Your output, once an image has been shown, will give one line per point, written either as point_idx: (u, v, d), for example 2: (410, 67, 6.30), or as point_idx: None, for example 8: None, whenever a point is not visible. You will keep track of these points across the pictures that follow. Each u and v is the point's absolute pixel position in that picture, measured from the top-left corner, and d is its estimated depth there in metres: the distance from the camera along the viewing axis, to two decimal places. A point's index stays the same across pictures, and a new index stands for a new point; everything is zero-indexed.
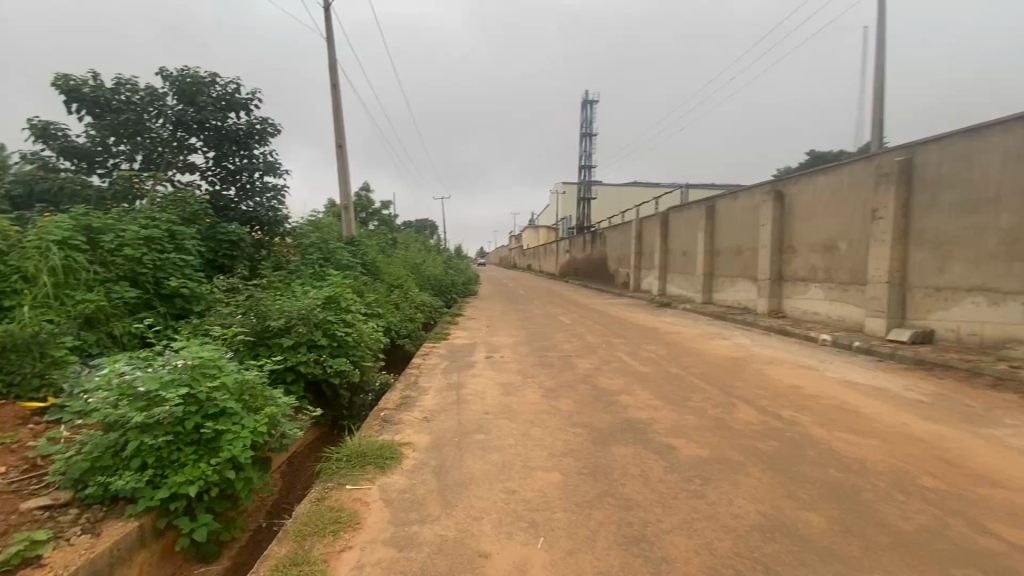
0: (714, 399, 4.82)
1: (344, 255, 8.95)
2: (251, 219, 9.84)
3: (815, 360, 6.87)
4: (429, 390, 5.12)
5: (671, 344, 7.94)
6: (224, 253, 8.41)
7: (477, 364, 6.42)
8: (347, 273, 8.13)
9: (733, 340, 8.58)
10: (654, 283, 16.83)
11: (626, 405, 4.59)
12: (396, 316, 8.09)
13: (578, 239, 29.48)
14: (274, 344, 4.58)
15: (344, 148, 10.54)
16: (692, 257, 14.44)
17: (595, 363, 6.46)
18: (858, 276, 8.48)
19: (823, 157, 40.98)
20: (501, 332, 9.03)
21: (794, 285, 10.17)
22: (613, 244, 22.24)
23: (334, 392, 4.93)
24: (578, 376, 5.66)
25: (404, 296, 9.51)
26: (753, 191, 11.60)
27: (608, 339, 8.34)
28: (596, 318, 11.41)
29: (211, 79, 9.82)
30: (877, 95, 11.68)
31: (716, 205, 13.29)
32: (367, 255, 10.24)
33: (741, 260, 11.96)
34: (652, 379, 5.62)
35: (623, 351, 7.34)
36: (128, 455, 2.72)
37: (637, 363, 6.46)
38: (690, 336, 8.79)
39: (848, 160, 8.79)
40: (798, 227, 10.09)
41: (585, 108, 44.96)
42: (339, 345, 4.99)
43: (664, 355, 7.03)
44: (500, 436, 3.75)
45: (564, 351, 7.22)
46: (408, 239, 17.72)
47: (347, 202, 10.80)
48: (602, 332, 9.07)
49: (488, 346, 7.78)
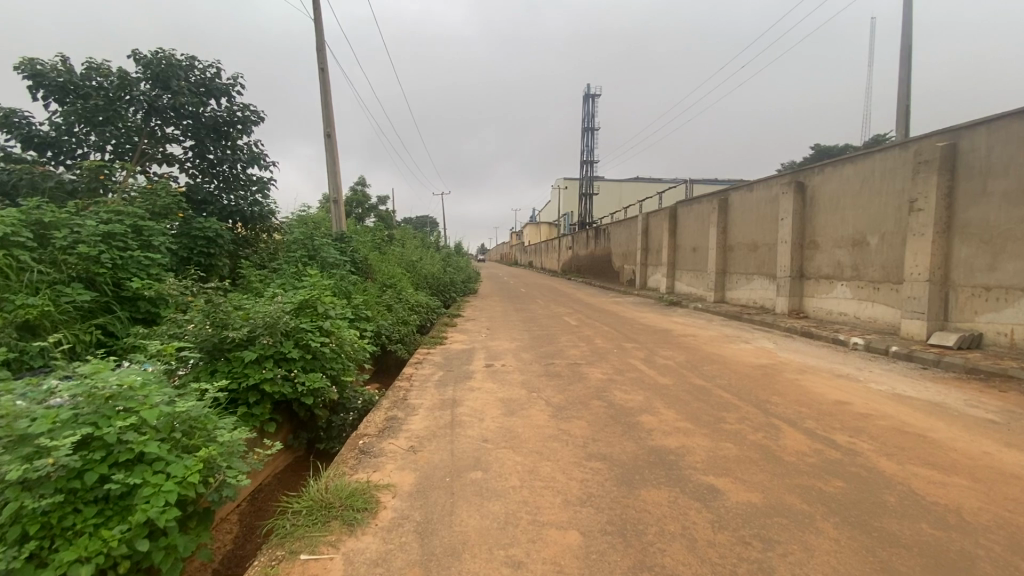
0: (751, 420, 4.12)
1: (331, 252, 8.23)
2: (233, 214, 9.08)
3: (853, 368, 6.16)
4: (419, 408, 4.43)
5: (689, 349, 7.22)
6: (200, 250, 7.66)
7: (474, 374, 5.72)
8: (333, 273, 7.40)
9: (756, 344, 7.86)
10: (662, 281, 16.11)
11: (649, 430, 3.88)
12: (387, 319, 7.40)
13: (581, 235, 28.76)
14: (234, 357, 3.88)
15: (333, 137, 9.83)
16: (703, 253, 13.72)
17: (608, 372, 5.74)
18: (891, 274, 7.77)
19: (830, 151, 40.22)
20: (502, 336, 8.31)
21: (817, 283, 9.46)
22: (617, 240, 21.53)
23: (307, 412, 4.26)
24: (590, 390, 4.96)
25: (397, 297, 8.81)
26: (771, 183, 10.86)
27: (619, 342, 7.62)
28: (603, 318, 10.71)
29: (189, 63, 9.08)
30: (903, 80, 10.94)
31: (729, 198, 12.56)
32: (358, 253, 9.55)
33: (757, 256, 11.25)
34: (675, 393, 4.92)
35: (637, 357, 6.63)
36: (6, 523, 2.05)
37: (654, 372, 5.75)
38: (708, 340, 8.05)
39: (881, 147, 8.05)
40: (822, 220, 9.37)
41: (586, 102, 44.23)
42: (312, 358, 4.29)
43: (683, 362, 6.31)
44: (502, 475, 3.05)
45: (573, 358, 6.52)
46: (405, 235, 16.99)
47: (338, 195, 10.07)
48: (611, 335, 8.35)
49: (487, 352, 7.06)
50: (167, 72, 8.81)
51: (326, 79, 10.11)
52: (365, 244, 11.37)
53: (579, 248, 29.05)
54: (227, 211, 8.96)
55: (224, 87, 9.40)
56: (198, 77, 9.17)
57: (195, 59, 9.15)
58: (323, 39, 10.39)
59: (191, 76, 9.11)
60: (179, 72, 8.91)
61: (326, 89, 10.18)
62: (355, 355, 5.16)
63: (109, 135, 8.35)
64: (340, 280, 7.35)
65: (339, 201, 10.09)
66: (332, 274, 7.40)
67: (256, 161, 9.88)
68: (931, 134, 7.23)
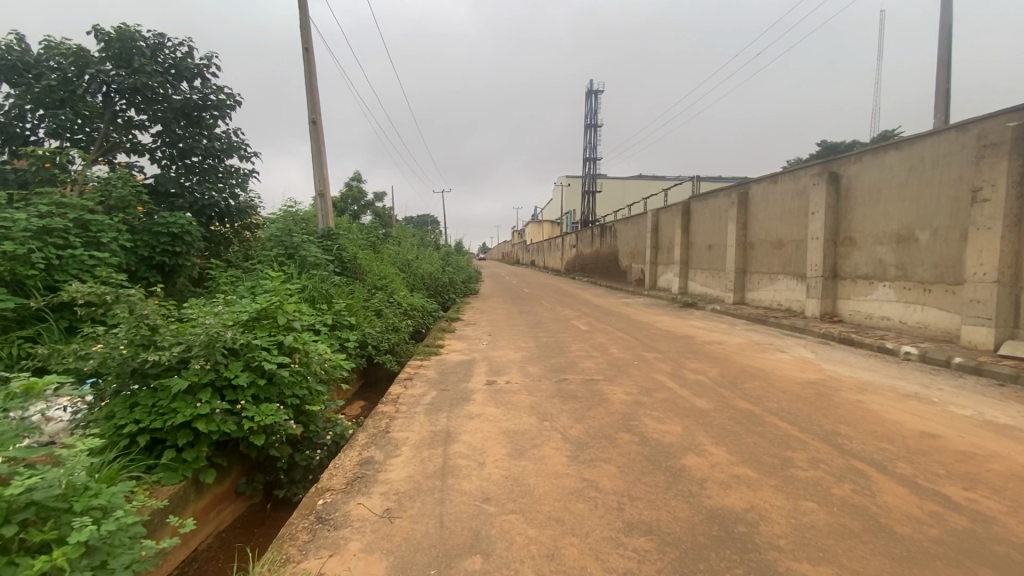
0: (828, 466, 3.21)
1: (311, 249, 7.33)
2: (208, 208, 8.11)
3: (918, 385, 5.25)
4: (404, 445, 3.53)
5: (719, 360, 6.30)
6: (163, 249, 6.74)
7: (473, 394, 4.81)
8: (313, 274, 6.52)
9: (793, 353, 6.95)
10: (674, 281, 15.20)
11: (701, 481, 2.98)
12: (374, 326, 6.50)
13: (585, 233, 27.83)
14: (160, 388, 3.00)
15: (319, 123, 8.96)
16: (720, 251, 12.80)
17: (633, 393, 4.83)
18: (947, 274, 6.86)
19: (838, 149, 39.32)
20: (505, 344, 7.40)
21: (854, 283, 8.54)
22: (624, 238, 20.61)
23: (260, 453, 3.37)
24: (615, 418, 4.06)
25: (388, 300, 7.90)
26: (800, 174, 9.92)
27: (638, 353, 6.70)
28: (615, 322, 9.79)
29: (156, 41, 8.21)
30: (941, 61, 10.05)
31: (749, 191, 11.64)
32: (347, 250, 8.65)
33: (783, 254, 10.32)
34: (720, 422, 4.02)
35: (663, 371, 5.72)
36: None
37: (687, 393, 4.84)
38: (737, 349, 7.14)
39: (934, 130, 7.13)
40: (860, 214, 8.44)
41: (589, 98, 43.44)
42: (267, 385, 3.41)
43: (718, 378, 5.40)
44: (511, 563, 2.17)
45: (588, 372, 5.62)
46: (403, 233, 16.09)
47: (323, 187, 9.17)
48: (628, 343, 7.42)
49: (488, 364, 6.14)
50: (133, 49, 7.96)
51: (311, 60, 9.25)
52: (356, 242, 10.47)
53: (584, 247, 28.16)
54: (201, 205, 7.97)
55: (198, 68, 8.58)
56: (168, 57, 8.34)
57: (164, 37, 8.33)
58: (307, 15, 9.52)
59: (160, 56, 8.29)
60: (147, 51, 8.09)
61: (310, 70, 9.29)
62: (328, 376, 4.27)
63: (66, 119, 7.49)
64: (320, 283, 6.45)
65: (325, 193, 9.16)
66: (312, 275, 6.52)
67: (234, 151, 9.00)
68: (997, 113, 6.32)
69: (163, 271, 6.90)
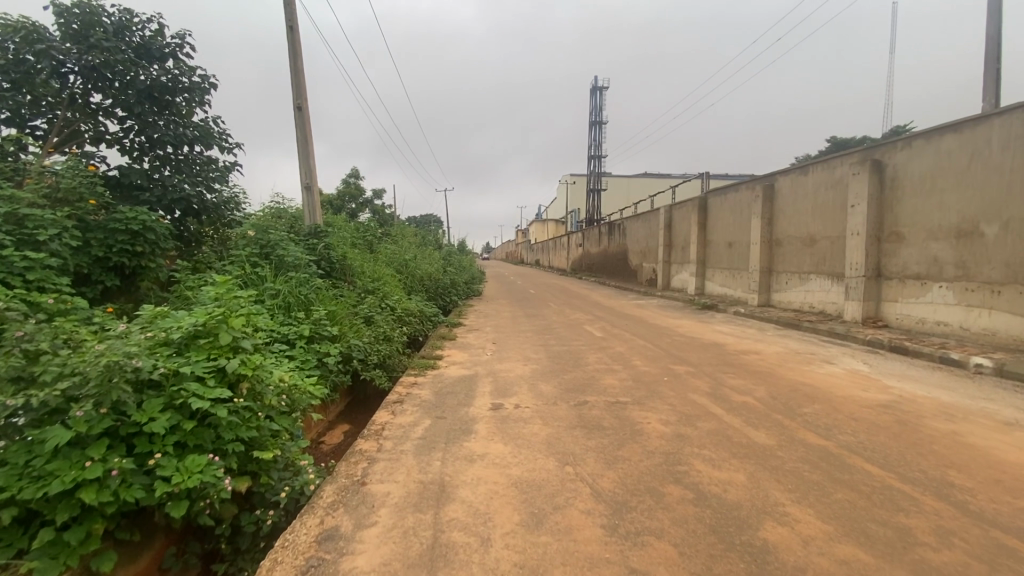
0: (964, 543, 2.32)
1: (292, 247, 6.48)
2: (178, 202, 7.20)
3: (1013, 409, 4.33)
4: (384, 507, 2.65)
5: (763, 376, 5.38)
6: (121, 248, 5.91)
7: (475, 424, 3.92)
8: (292, 276, 5.68)
9: (843, 365, 6.03)
10: (690, 281, 14.28)
11: (798, 572, 2.10)
12: (361, 336, 5.64)
13: (592, 231, 26.95)
14: (36, 439, 2.16)
15: (304, 109, 8.14)
16: (741, 249, 11.90)
17: (672, 422, 3.93)
18: (1021, 273, 5.96)
19: (847, 145, 38.53)
20: (511, 354, 6.51)
21: (902, 284, 7.63)
22: (634, 236, 19.70)
23: (188, 521, 2.52)
24: (657, 462, 3.16)
25: (379, 305, 7.03)
26: (834, 164, 9.03)
27: (666, 366, 5.79)
28: (631, 327, 8.90)
29: (121, 16, 7.36)
30: (991, 38, 9.12)
31: (775, 184, 10.74)
32: (336, 247, 7.80)
33: (816, 252, 9.41)
34: (792, 468, 3.12)
35: (700, 390, 4.81)
36: None
37: (739, 422, 3.93)
38: (778, 361, 6.23)
39: (1000, 109, 6.24)
40: (909, 206, 7.53)
41: (595, 95, 42.74)
42: (199, 428, 2.58)
43: (769, 401, 4.49)
44: None
45: (612, 392, 4.71)
46: (402, 233, 15.19)
47: (310, 179, 8.30)
48: (652, 353, 6.51)
49: (493, 380, 5.25)
50: (94, 25, 7.10)
51: (296, 40, 8.43)
52: (348, 240, 9.61)
53: (591, 246, 27.31)
54: (169, 199, 7.07)
55: (168, 48, 7.71)
56: (135, 35, 7.49)
57: (131, 13, 7.48)
58: None
59: (125, 34, 7.42)
60: (110, 27, 7.23)
61: (295, 51, 8.46)
62: (292, 405, 3.43)
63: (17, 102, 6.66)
64: (298, 287, 5.60)
65: (312, 186, 8.30)
66: (290, 277, 5.68)
67: (211, 140, 8.12)
68: None
69: (122, 274, 6.09)
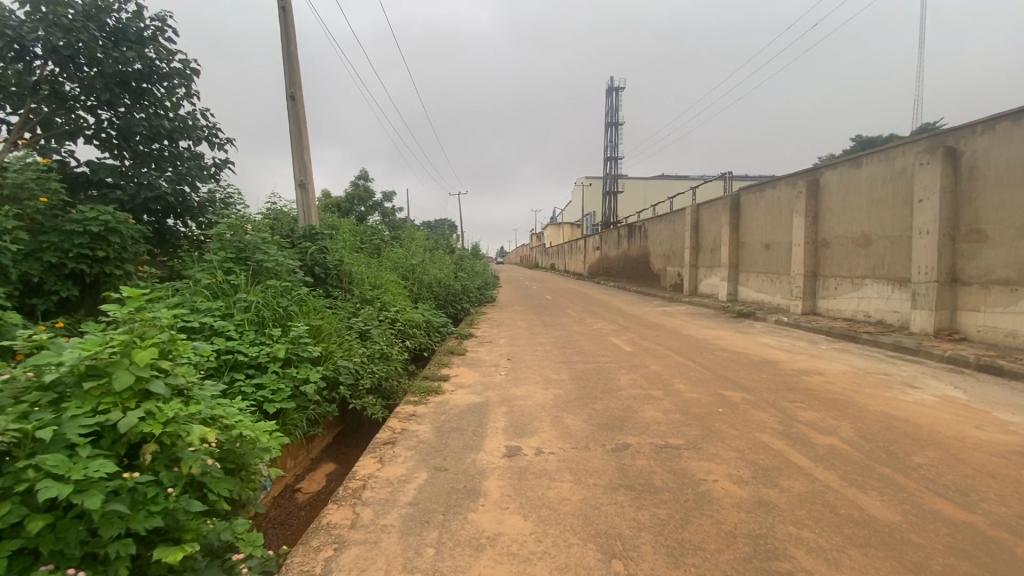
0: None
1: (277, 251, 5.62)
2: (154, 201, 6.37)
3: None
4: None
5: (842, 408, 4.37)
6: (78, 253, 5.10)
7: (485, 479, 2.99)
8: (272, 284, 4.80)
9: (931, 391, 4.99)
10: (721, 286, 13.21)
11: None
12: (351, 355, 4.73)
13: (611, 234, 25.94)
14: None
15: (297, 99, 7.33)
16: (781, 251, 10.82)
17: (746, 481, 2.95)
18: None
19: (874, 143, 37.03)
20: (529, 374, 5.57)
21: (984, 290, 6.54)
22: (657, 239, 18.65)
23: None
24: (744, 556, 2.20)
25: (379, 317, 6.15)
26: (894, 154, 7.95)
27: (716, 393, 4.79)
28: (663, 339, 7.92)
29: None
30: None
31: (821, 178, 9.67)
32: (334, 250, 6.95)
33: (872, 254, 8.34)
34: (947, 569, 2.13)
35: (769, 429, 3.82)
36: None
37: (837, 483, 2.94)
38: (850, 385, 5.19)
39: None
40: (992, 199, 6.46)
41: (609, 95, 41.79)
42: (58, 526, 1.71)
43: (865, 448, 3.48)
44: None
45: (658, 431, 3.75)
46: (411, 234, 14.35)
47: (304, 175, 7.45)
48: (695, 374, 5.52)
49: (508, 410, 4.32)
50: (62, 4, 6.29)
51: (289, 21, 7.62)
52: (349, 244, 8.77)
53: (609, 250, 26.29)
54: (144, 198, 6.25)
55: (148, 31, 6.88)
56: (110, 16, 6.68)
57: None
58: None
59: (99, 15, 6.54)
60: (80, 7, 6.40)
61: (288, 33, 7.65)
62: (238, 461, 2.53)
63: None
64: (277, 297, 4.72)
65: (306, 183, 7.45)
66: (269, 286, 4.81)
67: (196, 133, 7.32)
68: None
69: (83, 283, 5.29)
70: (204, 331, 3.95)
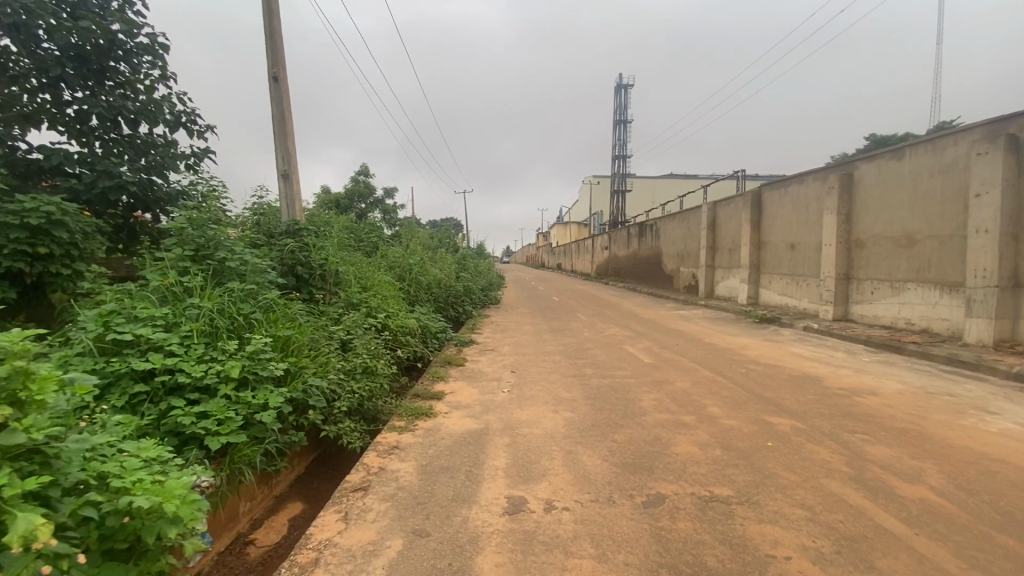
0: None
1: (247, 248, 4.88)
2: (114, 191, 5.65)
3: None
4: None
5: (917, 442, 3.59)
6: (14, 249, 4.38)
7: (477, 552, 2.24)
8: (233, 287, 4.07)
9: (1013, 417, 4.21)
10: (741, 289, 12.40)
11: None
12: (324, 371, 3.99)
13: (619, 233, 25.12)
14: None
15: (280, 79, 6.64)
16: (808, 252, 10.01)
17: (829, 559, 2.19)
18: None
19: (889, 141, 36.04)
20: (536, 392, 4.81)
21: None
22: (669, 238, 17.83)
23: None
24: None
25: (366, 323, 5.41)
26: (944, 144, 7.14)
27: (759, 420, 4.02)
28: (684, 349, 7.14)
29: None
30: None
31: (856, 172, 8.85)
32: (320, 248, 6.21)
33: (915, 256, 7.54)
34: None
35: (836, 474, 3.04)
36: None
37: (953, 564, 2.17)
38: (915, 409, 4.40)
39: None
40: None
41: (618, 92, 40.96)
42: None
43: (968, 504, 2.70)
44: None
45: (698, 476, 2.99)
46: (411, 231, 13.62)
47: (288, 164, 6.72)
48: (728, 394, 4.74)
49: (511, 440, 3.57)
50: None
51: None
52: (341, 241, 8.04)
53: (618, 250, 25.46)
54: (102, 187, 5.52)
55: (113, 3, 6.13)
56: None
57: None
58: None
59: None
60: None
61: (270, 6, 6.95)
62: (130, 539, 1.84)
63: None
64: (239, 303, 3.99)
65: (290, 173, 6.73)
66: (231, 289, 4.08)
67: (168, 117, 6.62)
68: None
69: (23, 283, 4.59)
70: (139, 346, 3.23)
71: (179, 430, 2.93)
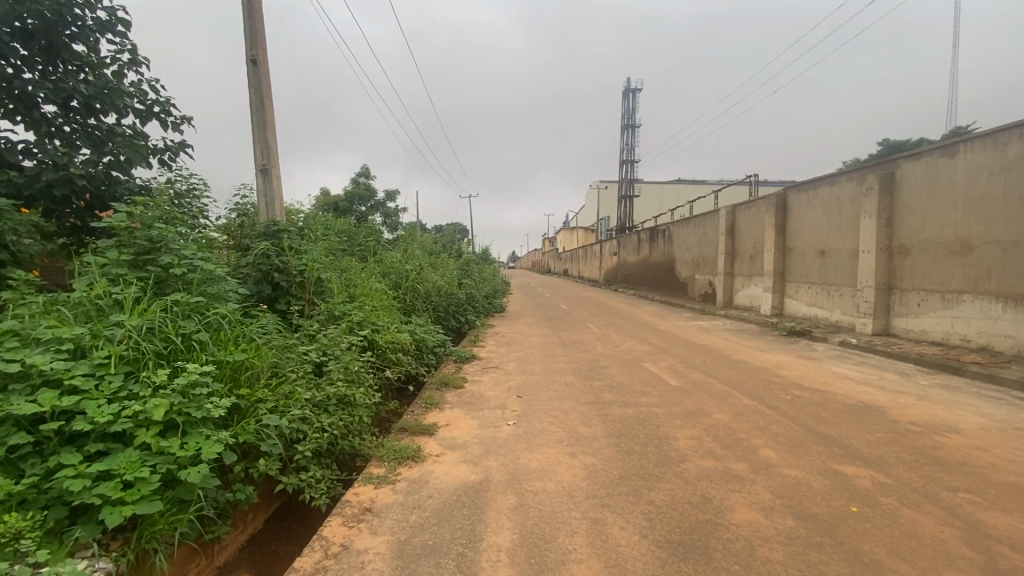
0: None
1: (205, 253, 4.11)
2: (61, 185, 4.88)
3: None
4: None
5: None
6: None
7: None
8: (176, 302, 3.29)
9: None
10: (764, 298, 11.54)
11: None
12: (285, 406, 3.21)
13: (630, 238, 24.25)
14: None
15: (258, 64, 5.94)
16: (842, 259, 9.15)
17: None
18: None
19: (906, 146, 35.09)
20: (548, 427, 3.99)
21: None
22: (684, 244, 16.97)
23: None
24: None
25: (347, 340, 4.64)
26: (1007, 138, 6.33)
27: (829, 470, 3.19)
28: (713, 368, 6.31)
29: None
30: None
31: (898, 171, 8.02)
32: (300, 252, 5.44)
33: (971, 264, 6.71)
34: None
35: (961, 565, 2.23)
36: None
37: None
38: (1016, 455, 3.56)
39: None
40: None
41: (628, 96, 40.26)
42: None
43: None
44: None
45: (775, 568, 2.18)
46: (412, 235, 12.84)
47: (267, 157, 5.97)
48: (780, 431, 3.92)
49: (518, 501, 2.76)
50: None
51: None
52: (331, 244, 7.27)
53: (629, 255, 24.56)
54: (46, 181, 4.76)
55: None
56: None
57: None
58: None
59: None
60: None
61: None
62: None
63: None
64: (180, 321, 3.22)
65: (269, 168, 5.97)
66: (172, 304, 3.30)
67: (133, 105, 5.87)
68: None
69: None
70: (30, 381, 2.45)
71: (67, 498, 2.16)
